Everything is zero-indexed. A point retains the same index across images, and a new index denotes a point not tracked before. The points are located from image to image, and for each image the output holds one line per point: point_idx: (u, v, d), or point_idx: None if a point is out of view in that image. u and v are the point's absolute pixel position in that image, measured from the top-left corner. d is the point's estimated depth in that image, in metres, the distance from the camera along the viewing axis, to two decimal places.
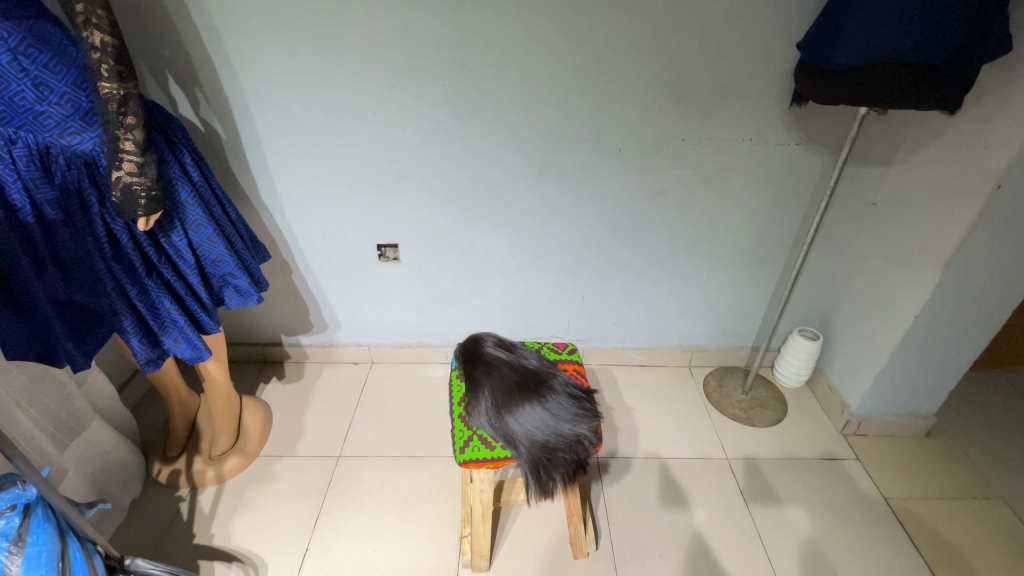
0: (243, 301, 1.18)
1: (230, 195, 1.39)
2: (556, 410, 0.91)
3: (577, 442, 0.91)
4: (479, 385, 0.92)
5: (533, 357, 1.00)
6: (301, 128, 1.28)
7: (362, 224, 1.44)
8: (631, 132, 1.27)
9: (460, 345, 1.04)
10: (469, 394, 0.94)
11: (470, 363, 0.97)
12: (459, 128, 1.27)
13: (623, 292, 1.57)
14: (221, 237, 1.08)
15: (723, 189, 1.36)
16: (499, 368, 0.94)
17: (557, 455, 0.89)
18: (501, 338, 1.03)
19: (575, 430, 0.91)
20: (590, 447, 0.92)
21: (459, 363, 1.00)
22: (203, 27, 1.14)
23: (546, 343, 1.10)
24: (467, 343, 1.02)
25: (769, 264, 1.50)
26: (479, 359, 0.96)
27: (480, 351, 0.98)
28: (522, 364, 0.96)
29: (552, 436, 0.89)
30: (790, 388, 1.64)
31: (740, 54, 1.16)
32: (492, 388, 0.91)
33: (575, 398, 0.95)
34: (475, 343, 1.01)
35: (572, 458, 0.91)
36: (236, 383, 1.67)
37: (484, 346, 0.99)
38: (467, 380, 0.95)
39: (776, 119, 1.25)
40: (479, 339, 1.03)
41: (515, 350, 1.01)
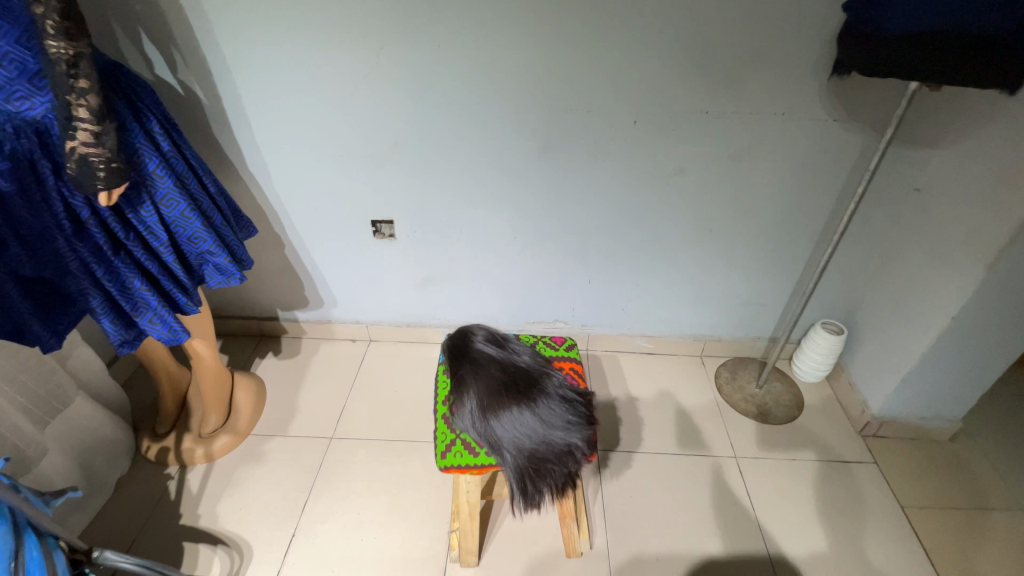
0: (225, 280, 1.11)
1: (216, 165, 1.30)
2: (548, 418, 0.83)
3: (569, 451, 0.84)
4: (465, 384, 0.85)
5: (526, 354, 0.92)
6: (287, 92, 1.18)
7: (354, 198, 1.35)
8: (648, 104, 1.14)
9: (449, 337, 0.97)
10: (454, 392, 0.87)
11: (457, 359, 0.90)
12: (456, 95, 1.16)
13: (632, 277, 1.47)
14: (196, 213, 1.01)
15: (746, 169, 1.23)
16: (488, 367, 0.87)
17: (546, 466, 0.83)
18: (493, 331, 0.95)
19: (568, 438, 0.83)
20: (583, 457, 0.86)
21: (447, 356, 0.93)
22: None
23: (543, 338, 1.02)
24: (457, 335, 0.95)
25: (795, 251, 1.37)
26: (467, 355, 0.89)
27: (469, 346, 0.91)
28: (514, 363, 0.89)
29: (541, 444, 0.82)
30: (808, 384, 1.54)
31: (775, 15, 1.01)
32: (478, 389, 0.84)
33: (571, 403, 0.87)
34: (465, 336, 0.94)
35: (563, 468, 0.84)
36: (231, 357, 1.63)
37: (474, 340, 0.91)
38: (453, 377, 0.88)
39: (812, 91, 1.11)
40: (470, 330, 0.95)
41: (508, 345, 0.93)
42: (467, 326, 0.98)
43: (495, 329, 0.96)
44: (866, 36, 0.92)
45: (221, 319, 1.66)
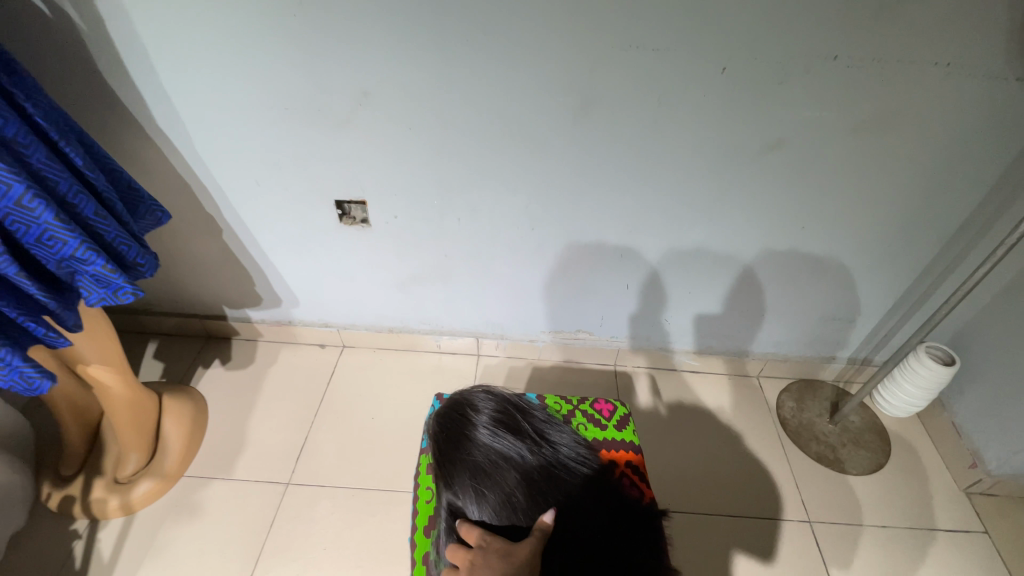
0: (111, 296, 0.77)
1: (116, 122, 0.93)
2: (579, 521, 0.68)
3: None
4: (472, 492, 0.71)
5: (545, 439, 0.78)
6: (202, 14, 0.78)
7: (312, 171, 0.98)
8: (745, 45, 0.75)
9: (442, 416, 0.81)
10: (454, 502, 0.72)
11: (458, 453, 0.75)
12: (454, 25, 0.76)
13: (682, 284, 1.13)
14: (46, 202, 0.65)
15: (867, 148, 0.86)
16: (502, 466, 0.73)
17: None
18: (501, 406, 0.81)
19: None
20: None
21: (441, 445, 0.78)
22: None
23: (586, 412, 0.89)
24: (453, 415, 0.80)
25: (905, 259, 1.03)
26: (471, 449, 0.75)
27: (473, 436, 0.76)
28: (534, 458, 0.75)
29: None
30: (890, 418, 1.23)
31: None
32: (492, 499, 0.70)
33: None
34: (465, 419, 0.79)
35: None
36: (169, 365, 1.30)
37: (480, 429, 0.77)
38: (453, 479, 0.73)
39: (1004, 30, 0.72)
40: (471, 405, 0.81)
41: (518, 427, 0.78)
42: (467, 396, 0.83)
43: (503, 405, 0.82)
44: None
45: (155, 316, 1.32)
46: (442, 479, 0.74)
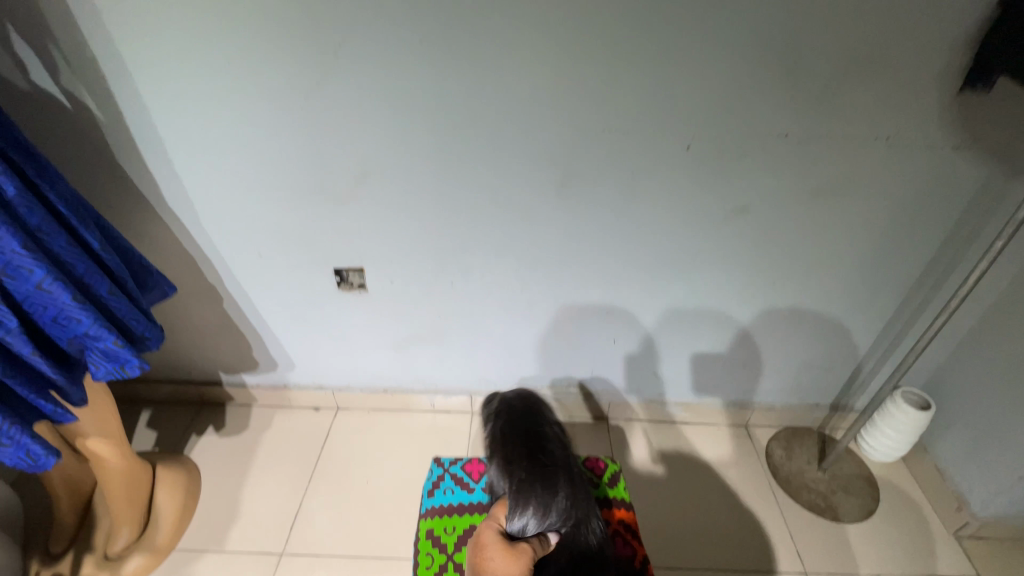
0: (118, 370, 0.79)
1: (127, 203, 0.99)
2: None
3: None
4: (550, 501, 0.68)
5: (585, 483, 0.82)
6: (216, 106, 0.86)
7: (312, 242, 1.04)
8: (706, 126, 0.84)
9: (526, 408, 0.78)
10: (522, 498, 0.68)
11: (544, 456, 0.71)
12: (446, 113, 0.85)
13: (667, 338, 1.18)
14: (64, 284, 0.70)
15: (824, 210, 0.95)
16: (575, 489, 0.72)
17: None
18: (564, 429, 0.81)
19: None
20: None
21: (520, 436, 0.73)
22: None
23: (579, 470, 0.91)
24: (534, 416, 0.77)
25: (872, 309, 1.09)
26: (557, 457, 0.72)
27: (556, 446, 0.74)
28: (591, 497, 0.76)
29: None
30: (876, 464, 1.26)
31: (892, 6, 0.73)
32: (560, 516, 0.69)
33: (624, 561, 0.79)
34: (549, 426, 0.77)
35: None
36: (162, 434, 1.30)
37: (563, 445, 0.75)
38: (533, 476, 0.69)
39: (930, 110, 0.82)
40: (547, 413, 0.80)
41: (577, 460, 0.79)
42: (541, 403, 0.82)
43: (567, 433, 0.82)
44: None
45: (149, 385, 1.33)
46: (516, 470, 0.70)
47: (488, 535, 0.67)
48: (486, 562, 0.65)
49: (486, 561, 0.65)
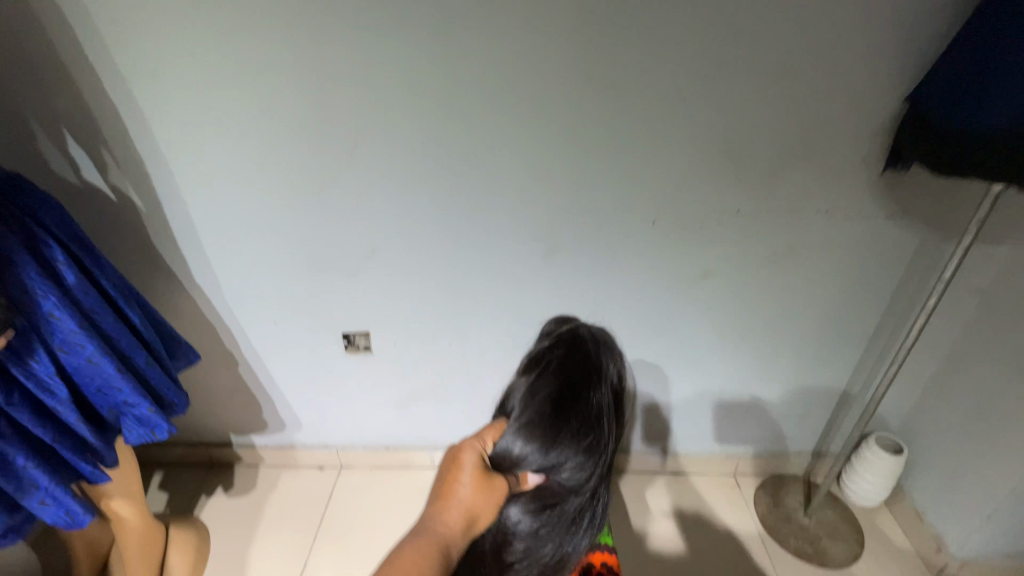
0: (148, 434, 0.88)
1: (157, 279, 1.10)
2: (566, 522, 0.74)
3: (556, 552, 0.77)
4: (550, 449, 0.67)
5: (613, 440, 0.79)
6: (243, 197, 0.99)
7: (323, 310, 1.14)
8: (669, 204, 0.97)
9: (589, 357, 0.72)
10: (524, 430, 0.67)
11: (573, 407, 0.68)
12: (443, 198, 0.98)
13: (651, 391, 1.26)
14: (109, 357, 0.79)
15: (781, 273, 1.06)
16: (585, 450, 0.68)
17: (514, 552, 0.74)
18: (617, 384, 0.76)
19: (571, 538, 0.77)
20: (563, 569, 0.79)
21: (564, 374, 0.70)
22: (99, 58, 0.86)
23: None
24: (591, 362, 0.72)
25: (838, 359, 1.19)
26: (585, 414, 0.68)
27: (593, 409, 0.69)
28: (602, 464, 0.73)
29: (529, 534, 0.73)
30: (861, 509, 1.31)
31: (816, 108, 0.87)
32: (549, 463, 0.67)
33: (599, 519, 0.80)
34: (599, 384, 0.71)
35: (526, 567, 0.75)
36: (172, 497, 1.35)
37: (601, 407, 0.70)
38: (549, 416, 0.67)
39: (861, 188, 0.95)
40: (608, 364, 0.74)
41: (614, 421, 0.75)
42: (609, 350, 0.76)
43: (618, 399, 0.76)
44: (966, 78, 0.74)
45: (162, 448, 1.39)
46: (540, 405, 0.68)
47: (467, 457, 0.66)
48: (457, 485, 0.64)
49: (455, 482, 0.65)
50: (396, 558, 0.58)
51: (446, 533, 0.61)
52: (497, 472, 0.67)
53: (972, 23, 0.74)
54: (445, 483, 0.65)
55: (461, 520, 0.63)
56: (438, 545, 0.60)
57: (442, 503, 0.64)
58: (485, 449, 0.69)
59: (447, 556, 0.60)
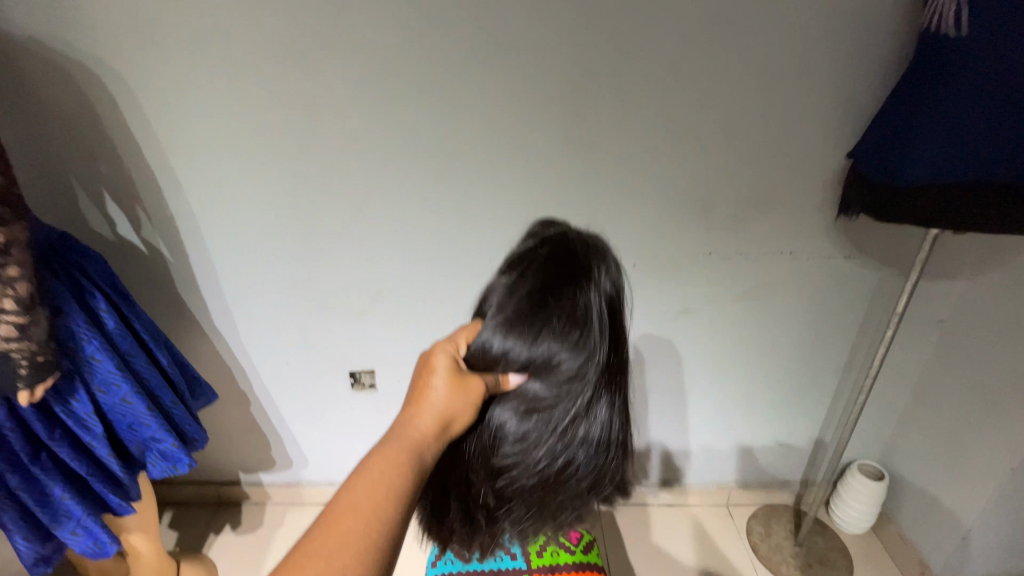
0: (171, 468, 0.95)
1: (179, 324, 1.18)
2: (558, 439, 0.66)
3: (552, 465, 0.68)
4: (525, 345, 0.61)
5: (620, 356, 0.68)
6: (262, 248, 1.08)
7: (332, 350, 1.23)
8: (649, 248, 1.07)
9: (576, 253, 0.64)
10: (503, 324, 0.62)
11: (551, 303, 0.61)
12: (443, 246, 1.07)
13: (641, 422, 1.33)
14: (141, 396, 0.87)
15: (756, 308, 1.15)
16: (572, 345, 0.61)
17: (503, 458, 0.68)
18: (617, 291, 0.66)
19: (572, 454, 0.67)
20: (566, 487, 0.70)
21: (545, 270, 0.63)
22: (139, 129, 0.95)
23: None
24: (579, 259, 0.64)
25: (815, 389, 1.27)
26: (566, 311, 0.61)
27: (578, 305, 0.61)
28: (597, 369, 0.63)
29: (520, 439, 0.67)
30: (849, 536, 1.35)
31: (776, 163, 0.98)
32: (532, 358, 0.61)
33: (610, 439, 0.70)
34: (588, 275, 0.63)
35: (518, 478, 0.69)
36: (182, 535, 1.39)
37: (587, 305, 0.62)
38: (528, 308, 0.61)
39: (821, 231, 1.05)
40: (602, 265, 0.65)
41: (612, 330, 0.65)
42: (605, 254, 0.67)
43: (619, 298, 0.66)
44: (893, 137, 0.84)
45: (172, 487, 1.44)
46: (516, 301, 0.62)
47: (440, 359, 0.59)
48: (429, 388, 0.57)
49: (427, 386, 0.57)
50: (364, 469, 0.49)
51: (419, 439, 0.53)
52: (473, 372, 0.61)
53: (890, 100, 0.84)
54: (418, 387, 0.57)
55: (437, 423, 0.55)
56: (411, 452, 0.51)
57: (413, 408, 0.56)
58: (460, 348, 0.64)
59: (423, 464, 0.52)
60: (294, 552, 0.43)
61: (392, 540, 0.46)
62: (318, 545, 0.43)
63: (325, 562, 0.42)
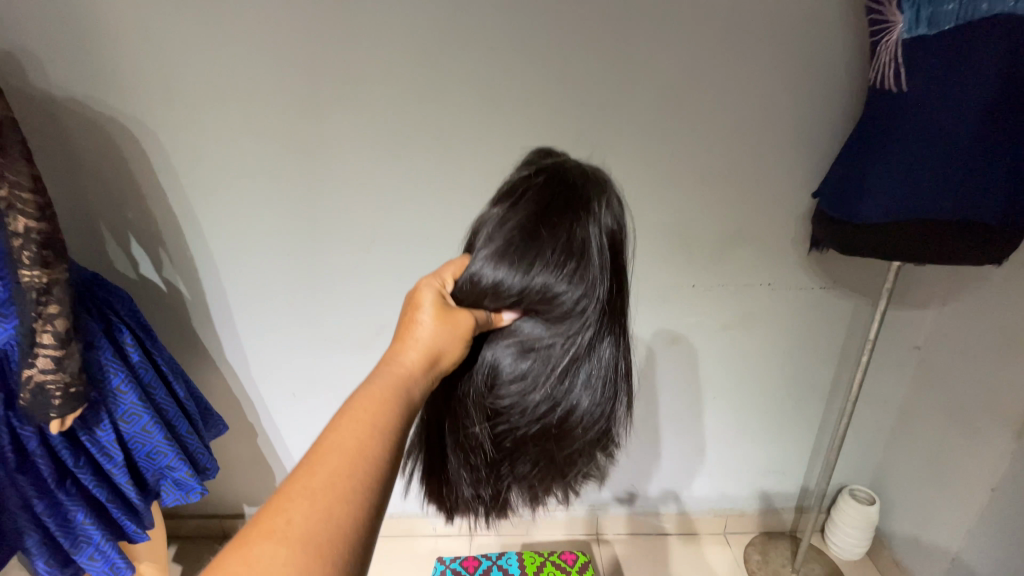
0: (184, 496, 0.99)
1: (193, 358, 1.24)
2: (560, 378, 0.66)
3: (553, 408, 0.67)
4: (519, 274, 0.61)
5: (623, 294, 0.68)
6: (273, 285, 1.15)
7: (338, 382, 1.28)
8: (637, 281, 1.14)
9: (571, 186, 0.64)
10: (495, 254, 0.63)
11: (546, 234, 0.61)
12: None
13: (636, 449, 1.37)
14: (160, 425, 0.93)
15: (740, 338, 1.21)
16: (569, 274, 0.62)
17: (501, 401, 0.67)
18: (620, 228, 0.65)
19: (572, 395, 0.67)
20: (570, 435, 0.69)
21: (539, 203, 0.64)
22: (165, 178, 1.04)
23: (555, 561, 1.06)
24: (575, 191, 0.64)
25: (803, 415, 1.32)
26: (561, 241, 0.61)
27: (574, 236, 0.61)
28: (597, 304, 0.63)
29: (517, 378, 0.67)
30: (845, 563, 1.36)
31: (750, 203, 1.07)
32: (527, 289, 0.62)
33: (614, 383, 0.68)
34: (586, 203, 0.63)
35: (518, 423, 0.68)
36: (187, 569, 1.41)
37: (584, 236, 0.62)
38: (521, 238, 0.62)
39: (796, 264, 1.13)
40: (602, 199, 0.64)
41: (613, 266, 0.64)
42: (607, 186, 0.66)
43: (621, 231, 0.66)
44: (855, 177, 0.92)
45: (179, 520, 1.47)
46: (510, 232, 0.63)
47: (424, 296, 0.63)
48: (416, 322, 0.60)
49: (415, 320, 0.61)
50: (348, 407, 0.50)
51: (406, 371, 0.56)
52: (459, 307, 0.64)
53: (849, 145, 0.93)
54: (404, 325, 0.61)
55: (423, 355, 0.58)
56: (398, 384, 0.54)
57: (400, 344, 0.59)
58: (447, 286, 0.67)
59: (410, 398, 0.54)
60: (279, 494, 0.43)
61: (382, 474, 0.46)
62: (303, 484, 0.43)
63: (311, 502, 0.42)
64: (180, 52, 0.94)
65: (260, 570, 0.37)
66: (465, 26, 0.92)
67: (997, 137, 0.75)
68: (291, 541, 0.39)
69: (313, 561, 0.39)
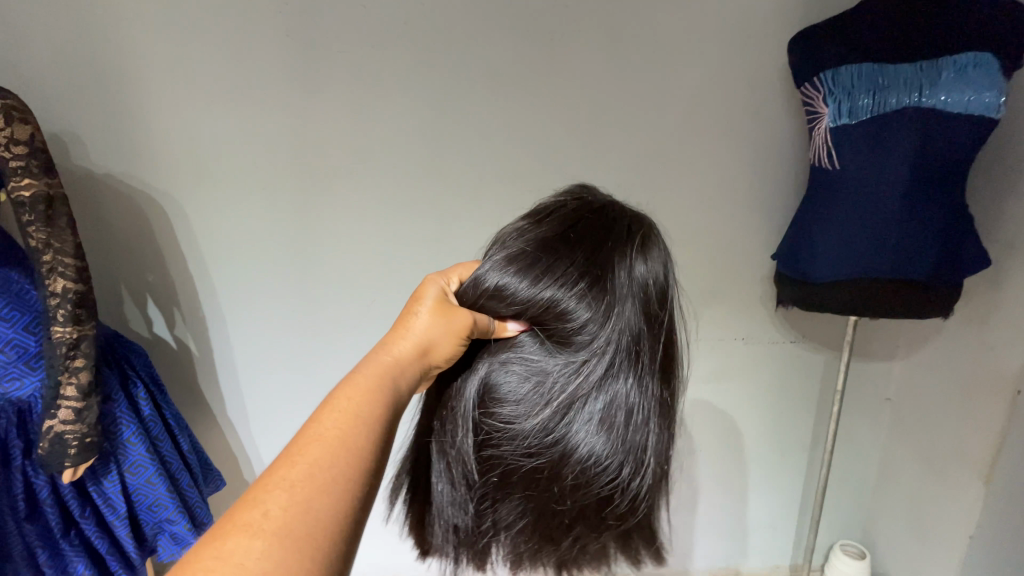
0: (179, 550, 1.01)
1: (195, 414, 1.28)
2: (555, 409, 0.71)
3: (545, 439, 0.71)
4: (526, 283, 0.70)
5: (648, 347, 0.72)
6: (278, 341, 1.22)
7: None
8: None
9: (605, 227, 0.72)
10: (510, 265, 0.71)
11: (565, 258, 0.70)
12: None
13: None
14: (164, 477, 0.96)
15: (720, 389, 1.27)
16: (577, 298, 0.69)
17: (497, 418, 0.73)
18: (658, 281, 0.71)
19: (568, 430, 0.71)
20: (561, 478, 0.72)
21: (567, 232, 0.72)
22: (186, 245, 1.14)
23: None
24: (607, 232, 0.72)
25: (788, 466, 1.35)
26: (577, 267, 0.70)
27: (592, 267, 0.70)
28: (602, 337, 0.70)
29: (514, 399, 0.72)
30: None
31: (720, 263, 1.17)
32: (530, 301, 0.70)
33: (617, 434, 0.71)
34: (617, 242, 0.71)
35: (509, 451, 0.72)
36: None
37: (603, 271, 0.70)
38: (538, 257, 0.71)
39: (767, 319, 1.22)
40: (643, 248, 0.71)
41: (635, 308, 0.70)
42: (654, 242, 0.73)
43: (656, 282, 0.71)
44: None
45: None
46: (530, 249, 0.71)
47: (428, 291, 0.71)
48: (413, 316, 0.68)
49: (414, 313, 0.69)
50: (332, 400, 0.57)
51: (390, 359, 0.64)
52: (461, 305, 0.73)
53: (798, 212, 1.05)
54: (404, 316, 0.69)
55: (414, 346, 0.66)
56: (382, 374, 0.61)
57: (398, 331, 0.68)
58: (452, 285, 0.76)
59: (395, 389, 0.61)
60: (257, 485, 0.48)
61: (360, 467, 0.52)
62: (281, 476, 0.49)
63: (289, 494, 0.47)
64: (210, 135, 1.06)
65: (236, 559, 0.42)
66: (462, 115, 1.06)
67: (918, 207, 0.87)
68: (265, 534, 0.44)
69: (283, 551, 0.43)
